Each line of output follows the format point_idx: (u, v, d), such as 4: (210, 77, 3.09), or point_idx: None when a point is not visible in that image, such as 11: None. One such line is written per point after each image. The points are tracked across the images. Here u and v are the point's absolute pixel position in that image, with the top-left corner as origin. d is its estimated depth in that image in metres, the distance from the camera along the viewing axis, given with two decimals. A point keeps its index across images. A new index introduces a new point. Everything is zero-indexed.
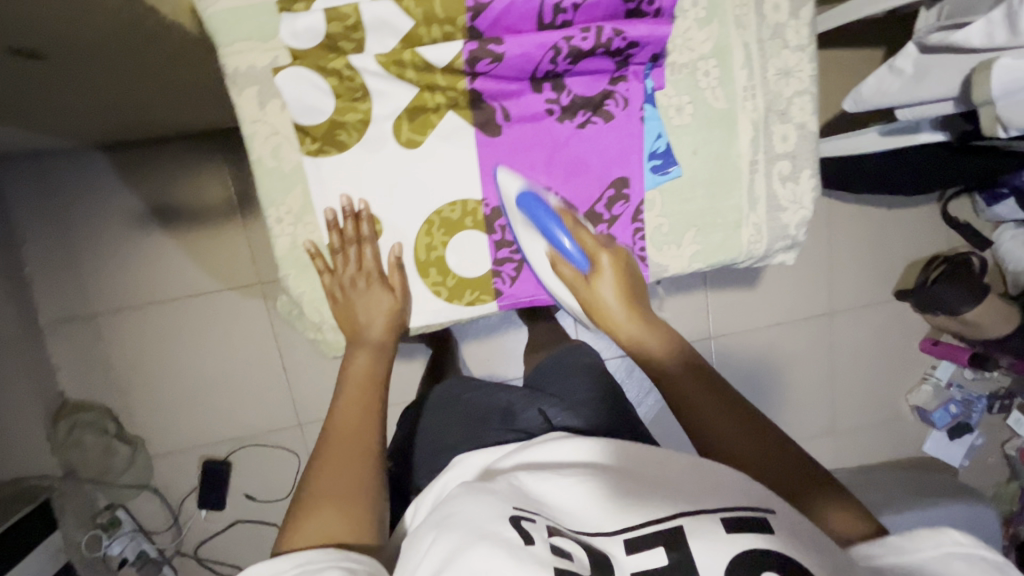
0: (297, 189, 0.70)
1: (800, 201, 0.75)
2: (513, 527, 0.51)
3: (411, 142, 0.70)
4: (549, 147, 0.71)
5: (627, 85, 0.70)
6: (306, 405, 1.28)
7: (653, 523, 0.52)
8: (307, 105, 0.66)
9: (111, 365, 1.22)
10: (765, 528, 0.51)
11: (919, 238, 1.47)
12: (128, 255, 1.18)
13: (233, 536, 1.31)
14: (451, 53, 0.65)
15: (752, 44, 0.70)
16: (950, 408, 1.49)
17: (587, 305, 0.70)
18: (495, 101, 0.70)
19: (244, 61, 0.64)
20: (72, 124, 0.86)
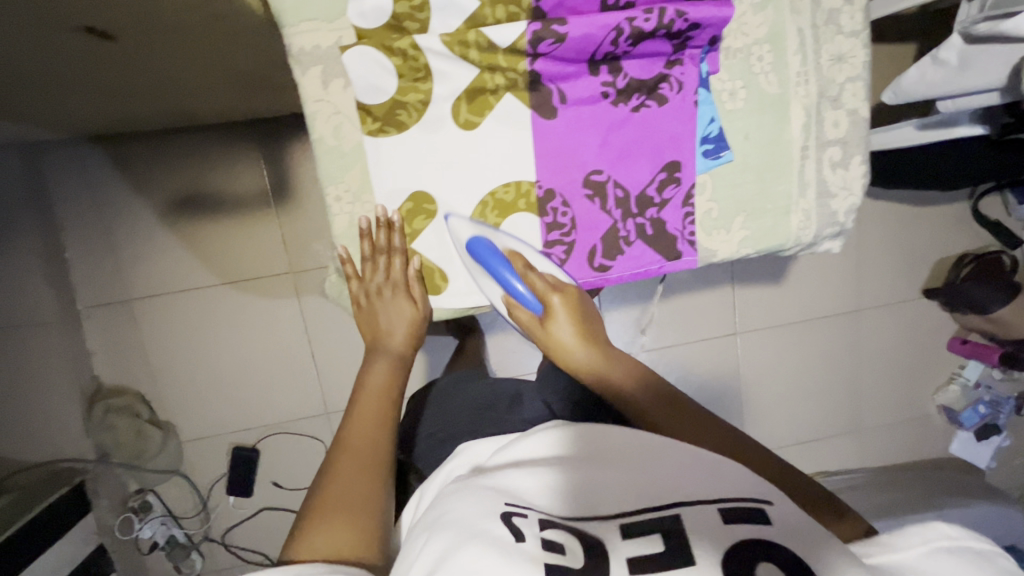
0: (357, 168, 0.71)
1: (849, 187, 0.76)
2: (503, 523, 0.47)
3: (468, 123, 0.71)
4: (603, 130, 0.72)
5: (683, 68, 0.70)
6: (335, 393, 1.30)
7: (649, 509, 0.48)
8: (370, 84, 0.66)
9: (145, 350, 1.23)
10: (761, 518, 0.47)
11: (951, 235, 1.46)
12: (164, 242, 1.20)
13: (260, 522, 1.33)
14: (514, 33, 0.64)
15: (806, 29, 0.70)
16: (979, 408, 1.48)
17: (545, 347, 0.69)
18: (552, 84, 0.70)
19: (309, 41, 0.65)
20: (123, 106, 0.87)
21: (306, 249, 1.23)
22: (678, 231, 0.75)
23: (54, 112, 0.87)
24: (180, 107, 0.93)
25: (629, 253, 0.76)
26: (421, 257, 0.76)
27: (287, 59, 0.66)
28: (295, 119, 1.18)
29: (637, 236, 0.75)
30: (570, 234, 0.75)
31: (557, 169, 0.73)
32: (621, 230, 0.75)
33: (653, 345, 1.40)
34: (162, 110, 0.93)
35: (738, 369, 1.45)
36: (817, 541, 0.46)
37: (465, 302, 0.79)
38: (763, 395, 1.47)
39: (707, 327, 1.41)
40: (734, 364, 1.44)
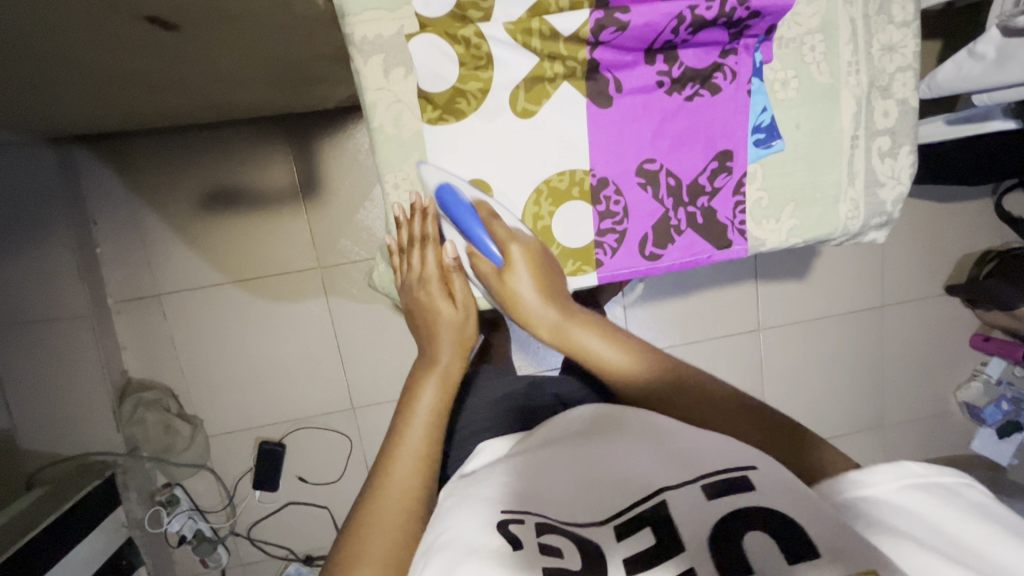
0: (415, 156, 0.72)
1: (897, 176, 0.76)
2: (501, 535, 0.44)
3: (525, 112, 0.71)
4: (657, 118, 0.72)
5: (737, 58, 0.70)
6: (362, 388, 1.31)
7: (642, 499, 0.46)
8: (432, 73, 0.67)
9: (175, 344, 1.25)
10: (746, 487, 0.45)
11: (975, 232, 1.47)
12: (194, 237, 1.21)
13: (286, 517, 1.33)
14: (577, 22, 0.65)
15: (858, 19, 0.71)
16: (1001, 405, 1.47)
17: (502, 295, 0.74)
18: (608, 73, 0.70)
19: (371, 30, 0.65)
20: (174, 100, 0.89)
21: (335, 245, 1.24)
22: (729, 220, 0.76)
23: (106, 105, 0.89)
24: (224, 101, 0.94)
25: (679, 242, 0.76)
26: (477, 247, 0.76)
27: (347, 48, 0.67)
28: (328, 116, 1.19)
29: (687, 225, 0.76)
30: (622, 223, 0.75)
31: (610, 158, 0.73)
32: (672, 219, 0.75)
33: (677, 340, 1.40)
34: (211, 103, 0.95)
35: (760, 365, 1.45)
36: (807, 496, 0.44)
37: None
38: (785, 391, 1.47)
39: (731, 322, 1.42)
40: (757, 360, 1.45)
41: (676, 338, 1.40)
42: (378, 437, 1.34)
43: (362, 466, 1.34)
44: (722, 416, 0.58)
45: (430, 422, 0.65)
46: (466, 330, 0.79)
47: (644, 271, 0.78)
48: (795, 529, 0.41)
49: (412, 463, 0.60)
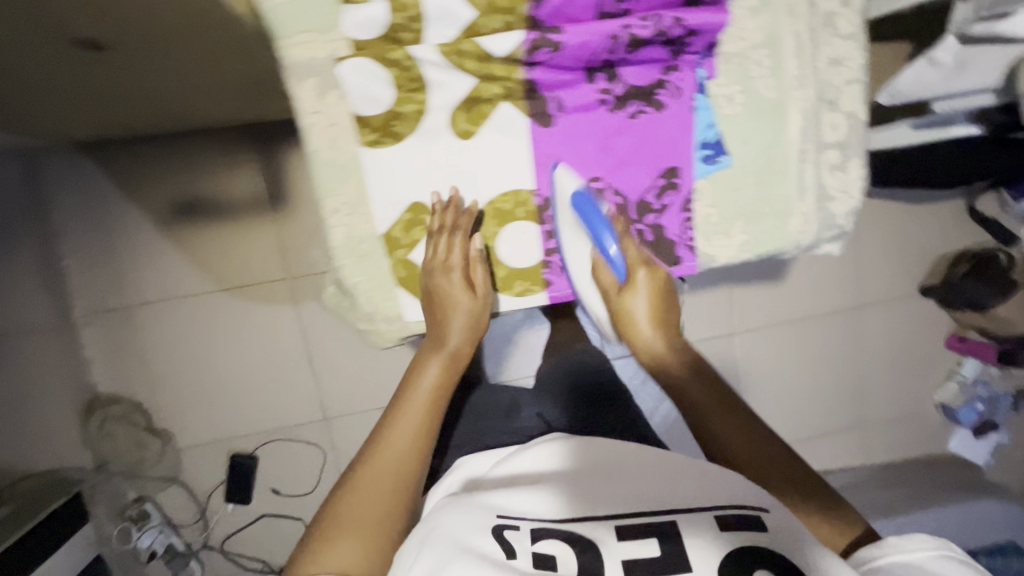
0: (354, 178, 0.71)
1: (848, 190, 0.75)
2: (495, 541, 0.52)
3: (466, 132, 0.72)
4: (601, 136, 0.72)
5: (679, 74, 0.70)
6: (335, 400, 1.30)
7: (651, 518, 0.54)
8: (367, 96, 0.67)
9: (142, 358, 1.22)
10: (750, 527, 0.53)
11: (948, 234, 1.47)
12: (159, 249, 1.19)
13: (259, 529, 1.32)
14: (510, 43, 0.65)
15: (803, 33, 0.70)
16: (976, 406, 1.48)
17: (613, 313, 0.73)
18: (549, 92, 0.70)
19: (306, 53, 0.65)
20: (137, 115, 0.88)
21: (304, 255, 1.22)
22: (678, 237, 0.75)
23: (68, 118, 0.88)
24: (192, 114, 0.93)
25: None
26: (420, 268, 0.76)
27: (281, 71, 0.66)
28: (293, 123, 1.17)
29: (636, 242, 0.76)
30: None
31: (555, 177, 0.74)
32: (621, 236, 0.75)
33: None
34: (177, 117, 0.94)
35: (737, 369, 1.45)
36: (793, 547, 0.51)
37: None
38: (765, 393, 1.46)
39: (707, 326, 1.41)
40: (735, 363, 1.44)
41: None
42: (351, 448, 1.32)
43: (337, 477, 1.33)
44: (722, 416, 0.66)
45: (424, 409, 0.67)
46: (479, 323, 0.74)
47: None
48: (784, 564, 0.49)
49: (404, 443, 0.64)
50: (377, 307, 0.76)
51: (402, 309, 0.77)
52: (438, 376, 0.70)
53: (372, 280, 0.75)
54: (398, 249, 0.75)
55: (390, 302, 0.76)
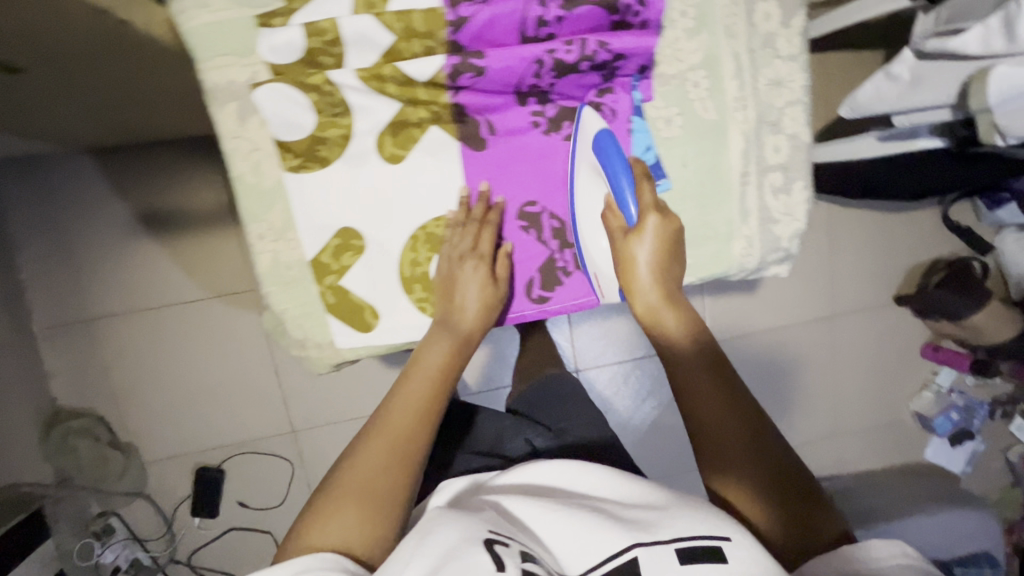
0: (279, 206, 0.65)
1: (792, 213, 0.72)
2: (487, 550, 0.46)
3: (394, 156, 0.67)
4: (535, 159, 0.70)
5: (614, 96, 0.68)
6: (302, 412, 1.28)
7: (617, 553, 0.48)
8: (285, 120, 0.62)
9: (104, 370, 1.21)
10: (717, 557, 0.46)
11: (922, 243, 1.47)
12: (119, 261, 1.17)
13: (227, 543, 1.30)
14: (433, 67, 0.62)
15: (742, 54, 0.68)
16: (951, 415, 1.49)
17: (616, 256, 0.63)
18: (479, 115, 0.67)
19: (223, 77, 0.60)
20: (82, 130, 0.87)
21: None
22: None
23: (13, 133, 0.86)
24: (142, 128, 0.92)
25: (567, 284, 0.73)
26: (352, 294, 0.69)
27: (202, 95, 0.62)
28: None
29: (575, 266, 0.73)
30: None
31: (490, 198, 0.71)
32: (558, 261, 0.73)
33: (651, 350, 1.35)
34: (120, 131, 0.92)
35: None
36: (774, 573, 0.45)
37: (401, 337, 0.70)
38: None
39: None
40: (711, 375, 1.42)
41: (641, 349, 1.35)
42: (320, 461, 1.30)
43: (306, 490, 1.31)
44: (719, 398, 0.58)
45: (431, 386, 0.60)
46: (489, 306, 0.68)
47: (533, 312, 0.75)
48: None
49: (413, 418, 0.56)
50: (308, 334, 0.69)
51: (333, 337, 0.69)
52: (447, 355, 0.63)
53: (302, 307, 0.68)
54: (328, 275, 0.67)
55: (321, 329, 0.69)
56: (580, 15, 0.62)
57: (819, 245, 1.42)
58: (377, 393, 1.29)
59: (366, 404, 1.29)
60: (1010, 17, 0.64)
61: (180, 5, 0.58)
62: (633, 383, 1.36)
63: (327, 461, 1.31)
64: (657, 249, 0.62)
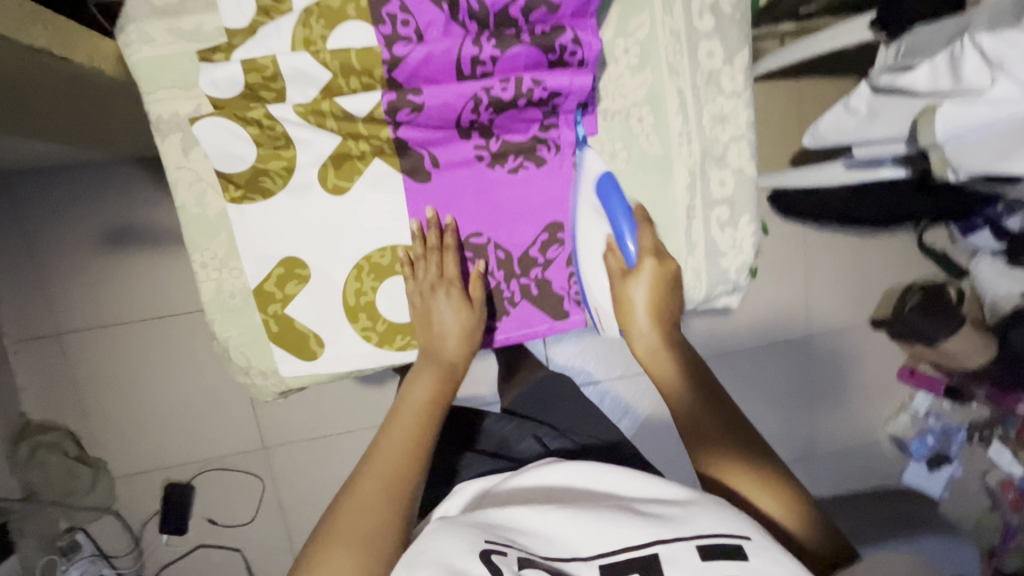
0: (223, 235, 0.66)
1: (739, 245, 0.74)
2: (482, 562, 0.44)
3: (337, 188, 0.66)
4: (480, 192, 0.69)
5: (558, 131, 0.67)
6: (272, 428, 1.28)
7: (632, 550, 0.46)
8: (225, 153, 0.62)
9: (73, 385, 1.20)
10: (737, 556, 0.44)
11: (897, 267, 1.47)
12: (91, 276, 1.18)
13: (195, 560, 1.29)
14: (371, 103, 0.60)
15: (686, 90, 0.68)
16: (927, 439, 1.52)
17: (616, 301, 0.67)
18: (422, 148, 0.66)
19: (167, 109, 0.61)
20: (48, 148, 0.88)
21: None
22: (564, 290, 0.74)
23: None
24: (111, 148, 0.93)
25: (514, 314, 0.73)
26: (295, 323, 0.69)
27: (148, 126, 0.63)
28: None
29: (522, 296, 0.73)
30: None
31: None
32: (505, 292, 0.72)
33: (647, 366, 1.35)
34: (86, 149, 0.93)
35: None
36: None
37: (346, 365, 0.71)
38: None
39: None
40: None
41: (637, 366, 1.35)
42: (290, 478, 1.30)
43: (276, 506, 1.30)
44: (725, 422, 0.60)
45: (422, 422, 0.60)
46: (472, 338, 0.69)
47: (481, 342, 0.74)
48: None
49: (407, 453, 0.57)
50: (250, 362, 0.69)
51: (277, 364, 0.70)
52: (434, 390, 0.64)
53: (246, 336, 0.69)
54: (271, 304, 0.68)
55: (265, 358, 0.70)
56: (516, 54, 0.59)
57: (794, 267, 1.43)
58: (347, 411, 1.29)
59: (337, 421, 1.29)
60: (955, 61, 0.65)
61: (123, 38, 0.59)
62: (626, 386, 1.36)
63: (298, 476, 1.30)
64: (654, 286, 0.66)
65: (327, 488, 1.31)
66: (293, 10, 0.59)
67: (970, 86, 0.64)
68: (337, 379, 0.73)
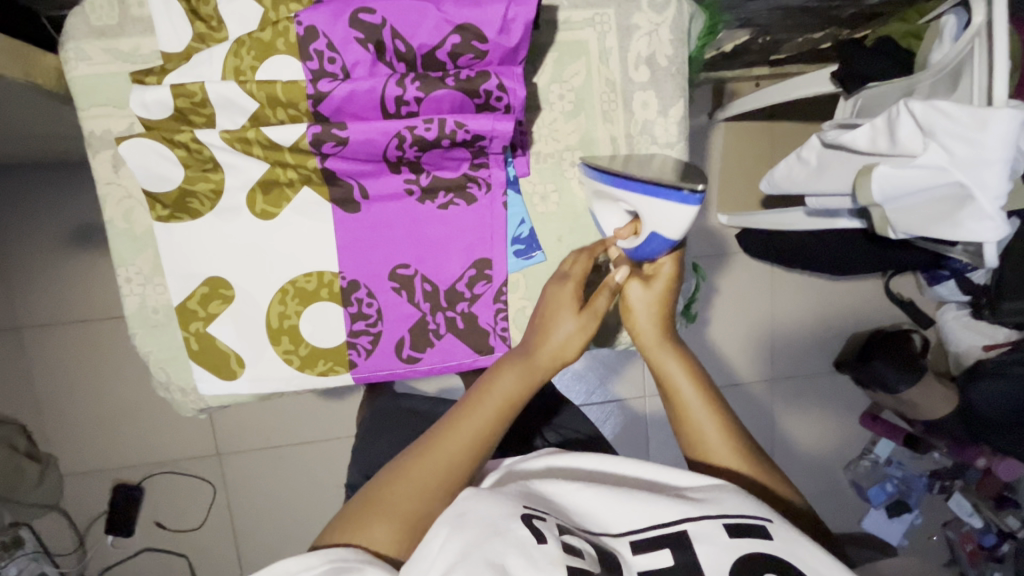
0: (149, 251, 0.68)
1: None
2: (525, 525, 0.41)
3: (265, 213, 0.67)
4: (409, 225, 0.69)
5: (488, 171, 0.68)
6: (226, 436, 1.27)
7: (664, 526, 0.43)
8: (154, 173, 0.63)
9: (28, 380, 1.20)
10: (760, 534, 0.42)
11: (862, 312, 1.49)
12: (52, 272, 1.18)
13: (141, 563, 1.28)
14: (295, 134, 0.61)
15: (619, 138, 0.70)
16: (886, 486, 1.49)
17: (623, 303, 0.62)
18: (351, 179, 0.66)
19: (100, 126, 0.63)
20: (12, 148, 0.90)
21: None
22: (490, 326, 0.72)
23: None
24: (75, 146, 0.93)
25: (438, 347, 0.72)
26: (217, 342, 0.69)
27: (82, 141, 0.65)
28: None
29: (447, 329, 0.72)
30: (376, 324, 0.71)
31: (359, 259, 0.69)
32: (430, 323, 0.72)
33: (617, 398, 1.34)
34: (52, 149, 0.95)
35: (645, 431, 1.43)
36: (821, 561, 0.41)
37: (265, 389, 0.71)
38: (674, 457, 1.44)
39: (638, 387, 1.34)
40: (662, 426, 1.36)
41: (606, 396, 1.34)
42: (243, 487, 1.29)
43: (227, 515, 1.29)
44: (721, 425, 0.55)
45: (494, 416, 0.53)
46: (576, 346, 0.59)
47: (405, 372, 0.73)
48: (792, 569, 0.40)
49: (467, 441, 0.50)
50: (171, 378, 0.71)
51: (196, 382, 0.70)
52: (518, 390, 0.55)
53: (166, 352, 0.70)
54: (194, 321, 0.69)
55: (186, 375, 0.71)
56: (440, 97, 0.60)
57: (760, 306, 1.44)
58: (303, 423, 1.29)
59: (291, 433, 1.29)
60: (892, 122, 0.66)
61: (63, 57, 0.61)
62: (596, 406, 1.34)
63: (250, 486, 1.29)
64: (662, 293, 0.61)
65: (278, 499, 1.30)
66: (229, 38, 0.61)
67: (906, 151, 0.65)
68: (257, 399, 0.74)
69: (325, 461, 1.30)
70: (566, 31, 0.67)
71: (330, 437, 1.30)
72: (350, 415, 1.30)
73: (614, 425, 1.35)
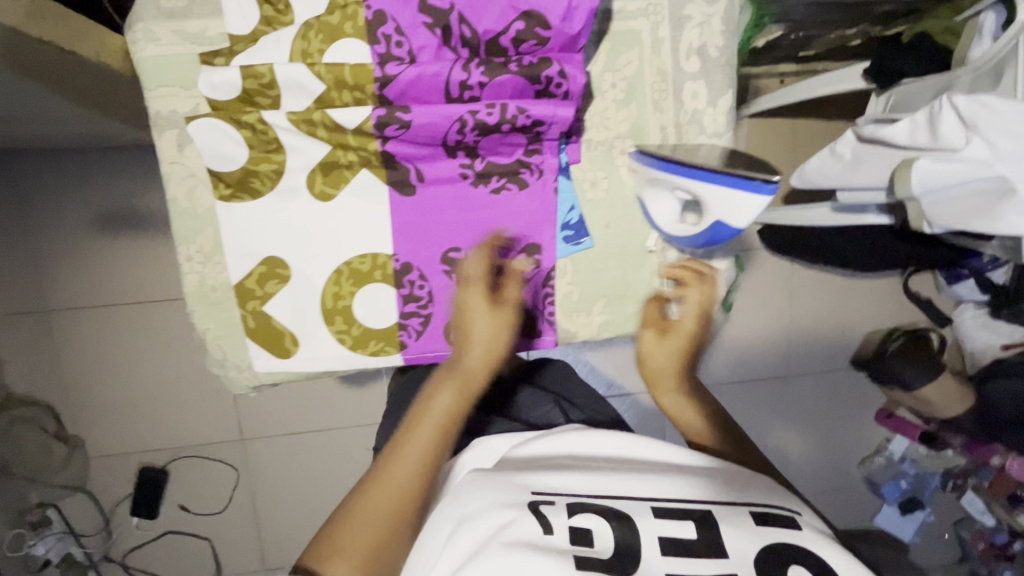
0: (209, 230, 0.69)
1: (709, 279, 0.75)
2: (532, 514, 0.43)
3: (323, 195, 0.68)
4: (463, 209, 0.70)
5: (542, 157, 0.69)
6: (251, 422, 1.29)
7: (684, 502, 0.45)
8: (219, 152, 0.64)
9: (60, 361, 1.21)
10: (790, 525, 0.44)
11: (882, 309, 1.50)
12: (87, 255, 1.19)
13: (164, 545, 1.29)
14: (360, 116, 0.62)
15: (669, 127, 0.71)
16: (900, 483, 1.49)
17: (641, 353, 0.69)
18: (410, 162, 0.68)
19: (166, 106, 0.64)
20: (59, 131, 0.91)
21: None
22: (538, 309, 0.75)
23: None
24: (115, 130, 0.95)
25: None
26: (273, 321, 0.71)
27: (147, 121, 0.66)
28: None
29: None
30: (428, 307, 0.72)
31: (413, 242, 0.70)
32: None
33: (634, 390, 1.35)
34: (95, 133, 0.96)
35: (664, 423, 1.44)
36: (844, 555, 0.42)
37: (318, 368, 0.73)
38: None
39: None
40: None
41: (625, 389, 1.35)
42: (264, 472, 1.30)
43: (249, 499, 1.30)
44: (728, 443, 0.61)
45: (435, 434, 0.53)
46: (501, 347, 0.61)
47: None
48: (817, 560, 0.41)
49: (413, 463, 0.51)
50: (226, 355, 0.72)
51: (251, 360, 0.72)
52: (454, 400, 0.56)
53: (223, 330, 0.71)
54: (251, 300, 0.70)
55: (240, 352, 0.72)
56: (502, 82, 0.61)
57: (782, 301, 1.45)
58: (326, 410, 1.30)
59: (314, 419, 1.30)
60: (934, 116, 0.68)
61: (131, 36, 0.62)
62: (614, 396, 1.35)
63: (272, 471, 1.30)
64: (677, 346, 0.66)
65: (298, 485, 1.31)
66: (295, 22, 0.62)
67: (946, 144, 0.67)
68: (308, 378, 0.75)
69: (347, 447, 1.32)
70: (621, 20, 0.68)
71: (352, 424, 1.31)
72: (374, 402, 1.31)
73: (634, 415, 1.36)
